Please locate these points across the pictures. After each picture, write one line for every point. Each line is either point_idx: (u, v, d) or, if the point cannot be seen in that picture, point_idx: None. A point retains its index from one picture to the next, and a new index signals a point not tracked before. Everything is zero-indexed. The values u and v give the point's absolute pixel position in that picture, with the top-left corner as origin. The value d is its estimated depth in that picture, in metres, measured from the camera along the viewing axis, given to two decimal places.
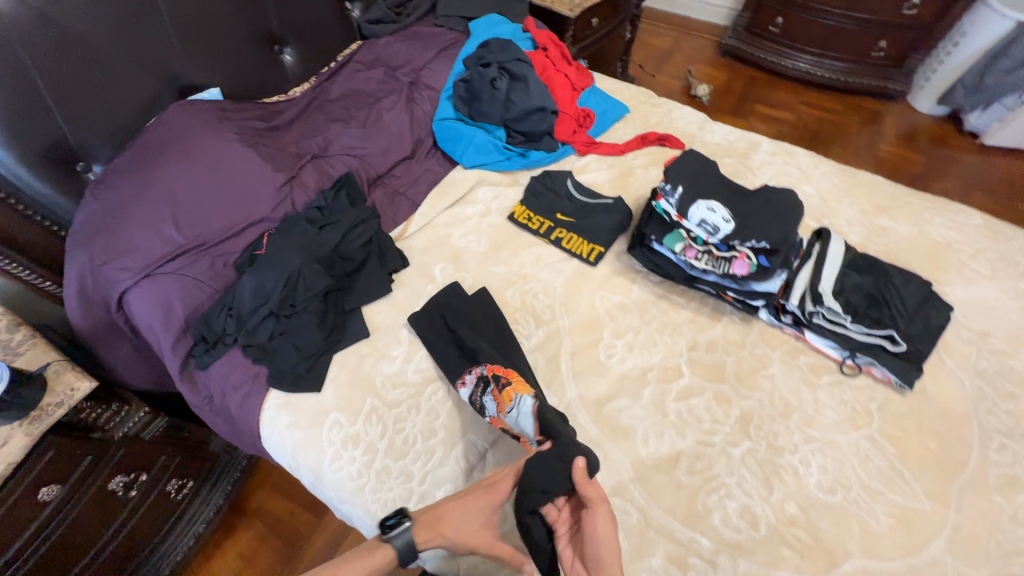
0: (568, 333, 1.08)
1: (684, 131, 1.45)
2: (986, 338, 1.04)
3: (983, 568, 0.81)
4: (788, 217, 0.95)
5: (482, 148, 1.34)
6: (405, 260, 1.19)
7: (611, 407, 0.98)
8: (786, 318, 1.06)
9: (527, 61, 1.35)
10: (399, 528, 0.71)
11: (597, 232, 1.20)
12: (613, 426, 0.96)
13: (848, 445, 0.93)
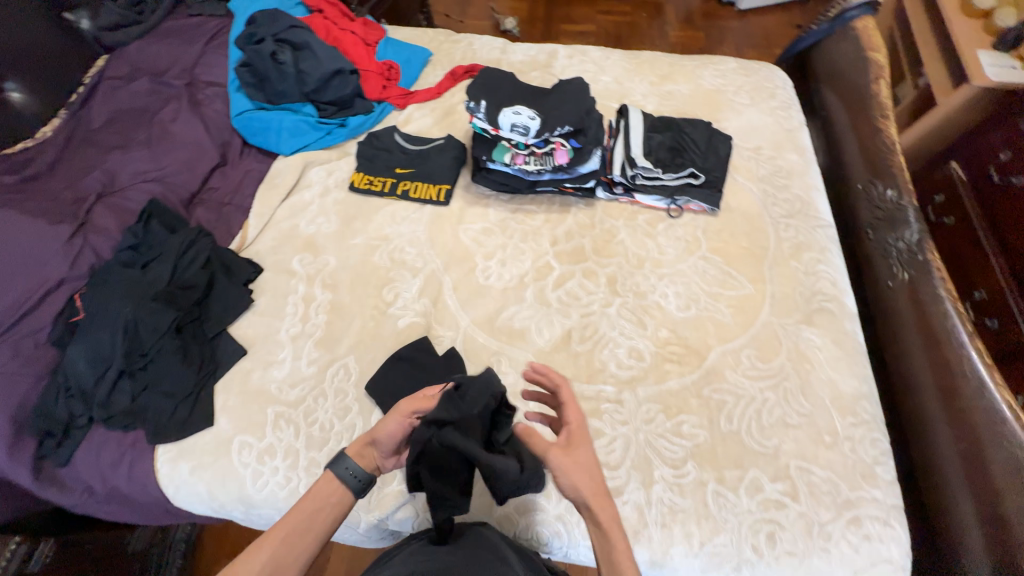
0: (444, 272, 1.13)
1: (489, 58, 1.51)
2: (760, 151, 1.30)
3: (796, 313, 1.05)
4: (578, 100, 1.08)
5: (295, 130, 1.28)
6: (257, 266, 1.13)
7: (502, 318, 1.06)
8: (618, 190, 1.21)
9: (304, 28, 1.30)
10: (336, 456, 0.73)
11: (439, 173, 1.24)
12: (509, 333, 1.04)
13: (690, 269, 1.12)
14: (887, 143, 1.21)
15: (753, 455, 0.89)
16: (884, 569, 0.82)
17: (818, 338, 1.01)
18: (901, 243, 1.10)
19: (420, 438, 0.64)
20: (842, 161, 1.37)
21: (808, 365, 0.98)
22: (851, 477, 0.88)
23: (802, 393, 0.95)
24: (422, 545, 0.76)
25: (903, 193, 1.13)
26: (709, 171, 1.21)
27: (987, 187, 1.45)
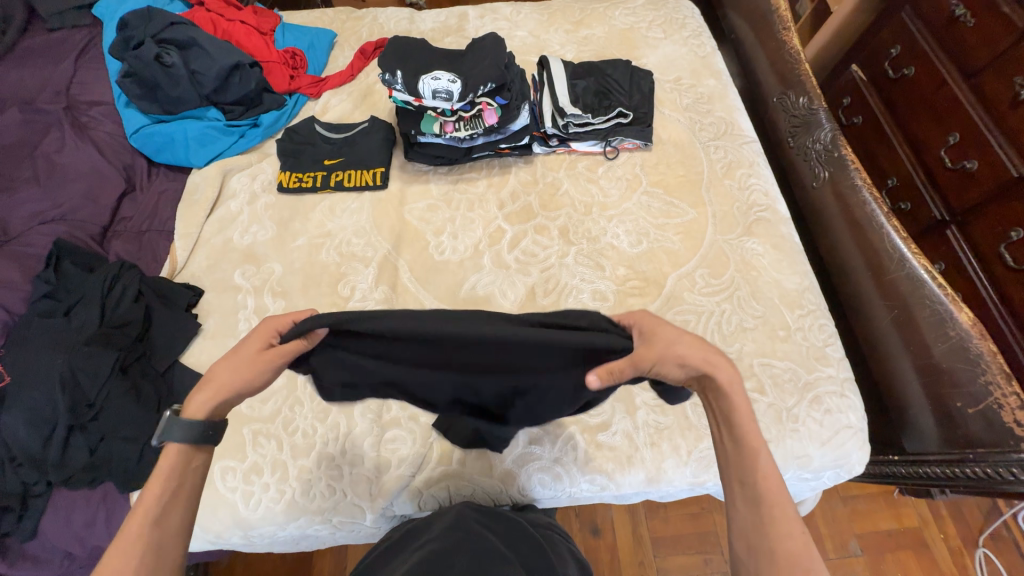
0: (398, 255, 1.11)
1: (398, 30, 1.44)
2: (680, 82, 1.33)
3: (738, 227, 1.11)
4: (496, 55, 1.04)
5: (204, 139, 1.19)
6: (196, 289, 1.06)
7: (465, 288, 1.06)
8: (553, 142, 1.22)
9: (185, 23, 1.18)
10: (168, 424, 0.59)
11: (369, 158, 1.20)
12: (475, 301, 1.05)
13: (635, 206, 1.16)
14: (794, 57, 1.29)
15: None
16: (845, 434, 0.92)
17: (760, 246, 1.08)
18: (818, 145, 1.19)
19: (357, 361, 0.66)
20: (755, 78, 1.42)
21: (754, 272, 1.05)
22: (807, 362, 0.96)
23: (753, 298, 1.02)
24: (400, 538, 0.79)
25: (813, 98, 1.21)
26: (637, 108, 1.22)
27: (884, 82, 1.57)
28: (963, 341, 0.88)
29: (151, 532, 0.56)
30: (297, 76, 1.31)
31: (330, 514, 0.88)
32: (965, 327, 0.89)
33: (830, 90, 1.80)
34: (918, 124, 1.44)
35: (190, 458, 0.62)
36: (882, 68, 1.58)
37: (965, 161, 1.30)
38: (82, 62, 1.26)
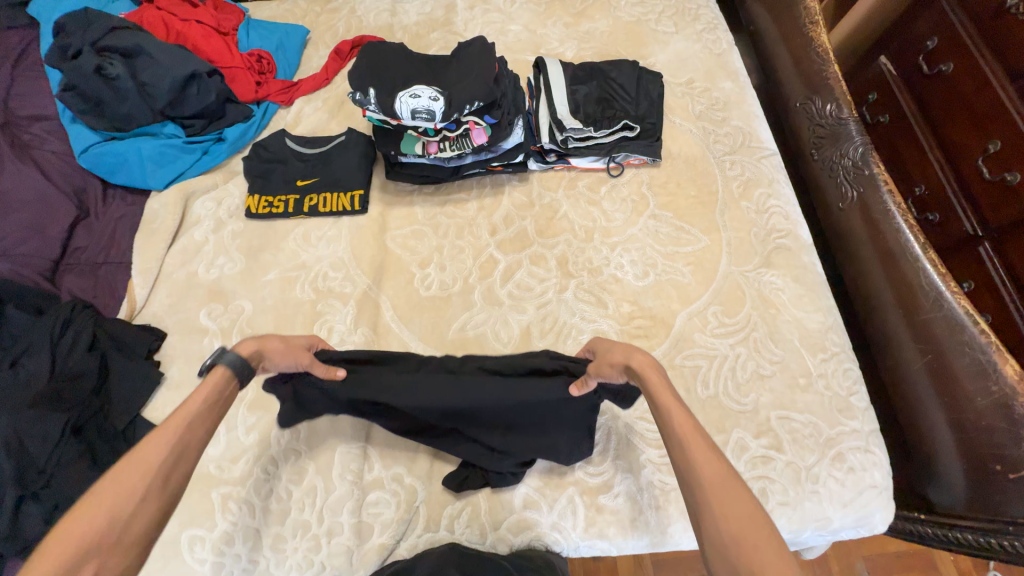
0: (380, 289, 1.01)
1: (378, 25, 1.29)
2: (693, 85, 1.19)
3: (755, 257, 1.00)
4: (484, 66, 0.90)
5: (161, 158, 1.06)
6: (158, 332, 0.96)
7: (454, 328, 0.96)
8: (551, 158, 1.09)
9: (130, 27, 1.05)
10: (223, 349, 0.67)
11: (347, 178, 1.08)
12: (465, 343, 0.95)
13: (641, 231, 1.05)
14: (821, 56, 1.15)
15: (734, 416, 0.87)
16: (870, 494, 0.84)
17: (780, 279, 0.98)
18: (846, 161, 1.07)
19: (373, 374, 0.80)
20: (775, 77, 1.28)
21: (773, 310, 0.95)
22: (830, 415, 0.87)
23: (771, 340, 0.93)
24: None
25: (842, 106, 1.09)
26: (644, 118, 1.09)
27: (916, 78, 1.42)
28: (1008, 398, 0.79)
29: (177, 439, 0.58)
30: (265, 83, 1.17)
31: None
32: (1009, 381, 0.79)
33: (854, 84, 1.65)
34: (953, 128, 1.31)
35: (222, 390, 0.64)
36: (914, 62, 1.43)
37: (1006, 172, 1.17)
38: (20, 71, 1.12)
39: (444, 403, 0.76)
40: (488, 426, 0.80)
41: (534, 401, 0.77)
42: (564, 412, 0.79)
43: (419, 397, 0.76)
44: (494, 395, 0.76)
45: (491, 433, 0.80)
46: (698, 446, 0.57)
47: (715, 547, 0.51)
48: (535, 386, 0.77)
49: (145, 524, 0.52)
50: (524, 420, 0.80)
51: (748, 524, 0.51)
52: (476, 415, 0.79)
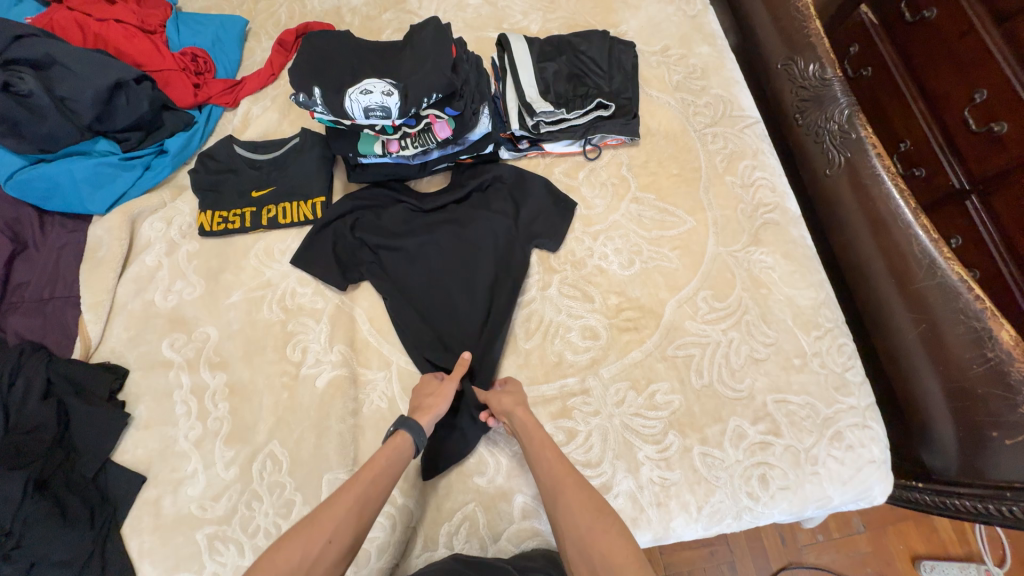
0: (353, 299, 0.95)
1: (324, 9, 1.18)
2: (668, 53, 1.12)
3: (743, 236, 0.96)
4: (440, 51, 0.82)
5: (97, 178, 0.97)
6: (119, 369, 0.89)
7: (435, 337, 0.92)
8: (523, 145, 1.02)
9: (39, 34, 0.93)
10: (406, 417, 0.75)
11: (306, 185, 1.00)
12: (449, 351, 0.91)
13: (623, 217, 0.99)
14: (801, 12, 1.08)
15: (730, 403, 0.85)
16: (868, 469, 0.83)
17: (770, 257, 0.94)
18: (832, 125, 1.01)
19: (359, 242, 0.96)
20: (754, 37, 1.20)
21: (764, 290, 0.92)
22: (826, 394, 0.86)
23: (763, 321, 0.90)
24: None
25: (825, 66, 1.03)
26: (619, 94, 1.02)
27: (899, 27, 1.36)
28: (1003, 364, 0.78)
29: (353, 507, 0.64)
30: (204, 85, 1.07)
31: None
32: (1005, 347, 0.78)
33: (834, 36, 1.58)
34: (938, 79, 1.25)
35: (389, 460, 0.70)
36: (897, 9, 1.36)
37: (993, 123, 1.13)
38: None
39: (420, 242, 0.96)
40: (452, 303, 0.93)
41: (493, 234, 0.96)
42: (512, 284, 0.93)
43: (412, 215, 0.99)
44: (464, 213, 0.98)
45: (463, 279, 0.94)
46: (558, 469, 0.71)
47: (582, 561, 0.61)
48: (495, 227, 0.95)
49: (328, 563, 0.60)
50: (492, 270, 0.94)
51: (599, 531, 0.62)
52: (439, 280, 0.94)
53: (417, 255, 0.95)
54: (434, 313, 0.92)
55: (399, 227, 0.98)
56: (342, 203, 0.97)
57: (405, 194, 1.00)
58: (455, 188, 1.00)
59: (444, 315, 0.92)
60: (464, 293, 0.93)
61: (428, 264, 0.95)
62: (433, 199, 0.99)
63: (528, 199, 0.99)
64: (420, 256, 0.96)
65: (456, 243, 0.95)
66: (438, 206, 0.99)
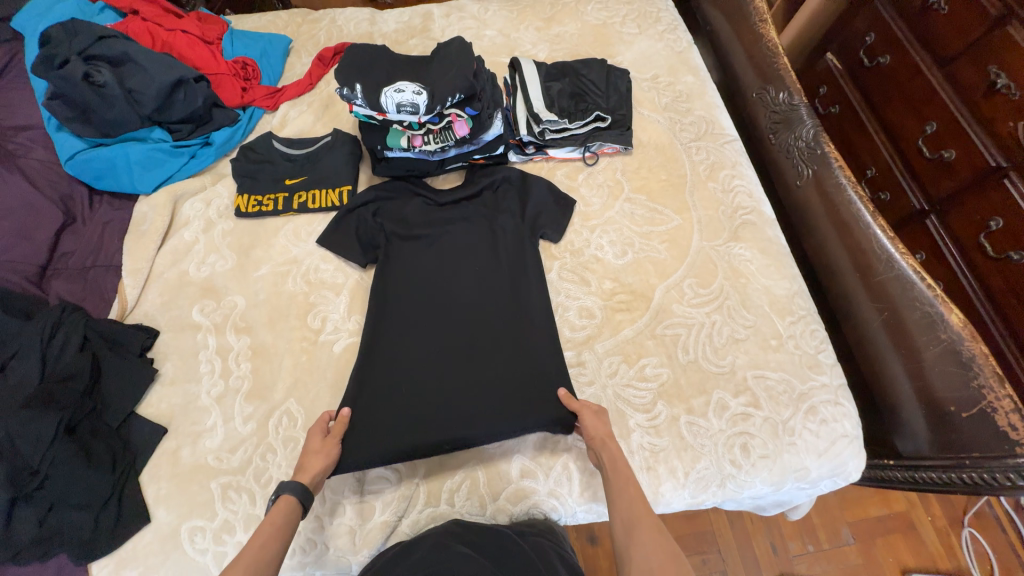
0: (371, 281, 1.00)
1: (358, 33, 1.35)
2: (658, 80, 1.28)
3: (724, 232, 1.07)
4: (464, 62, 0.96)
5: (149, 162, 1.08)
6: (151, 330, 0.96)
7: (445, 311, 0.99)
8: (530, 149, 1.16)
9: (116, 37, 1.07)
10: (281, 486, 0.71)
11: (335, 176, 1.12)
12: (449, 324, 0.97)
13: (617, 214, 1.11)
14: (771, 50, 1.25)
15: (714, 377, 0.93)
16: (842, 443, 0.90)
17: (748, 251, 1.05)
18: (801, 141, 1.16)
19: (380, 228, 1.05)
20: (734, 72, 1.37)
21: (743, 279, 1.02)
22: (800, 371, 0.94)
23: (743, 306, 0.99)
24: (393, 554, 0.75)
25: (793, 93, 1.19)
26: (615, 110, 1.17)
27: (860, 71, 1.55)
28: (955, 344, 0.87)
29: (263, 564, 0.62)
30: (250, 89, 1.22)
31: (313, 568, 0.82)
32: (956, 329, 0.87)
33: (805, 79, 1.78)
34: (896, 113, 1.42)
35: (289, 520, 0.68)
36: (858, 56, 1.55)
37: (944, 150, 1.28)
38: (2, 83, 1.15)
39: (437, 232, 1.05)
40: (473, 295, 0.98)
41: (503, 227, 1.05)
42: (530, 278, 1.00)
43: (428, 208, 1.08)
44: (477, 209, 1.08)
45: (475, 268, 1.02)
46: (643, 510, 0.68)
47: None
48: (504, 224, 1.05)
49: None
50: (501, 261, 1.02)
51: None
52: (453, 268, 1.02)
53: (432, 242, 1.04)
54: (452, 300, 0.98)
55: (416, 218, 1.06)
56: (367, 195, 1.07)
57: (423, 189, 1.09)
58: (469, 186, 1.10)
59: (467, 308, 0.97)
60: (483, 287, 1.00)
61: (443, 253, 1.03)
62: (448, 194, 1.09)
63: (535, 196, 1.08)
64: (434, 245, 1.04)
65: (468, 235, 1.05)
66: (454, 201, 1.09)
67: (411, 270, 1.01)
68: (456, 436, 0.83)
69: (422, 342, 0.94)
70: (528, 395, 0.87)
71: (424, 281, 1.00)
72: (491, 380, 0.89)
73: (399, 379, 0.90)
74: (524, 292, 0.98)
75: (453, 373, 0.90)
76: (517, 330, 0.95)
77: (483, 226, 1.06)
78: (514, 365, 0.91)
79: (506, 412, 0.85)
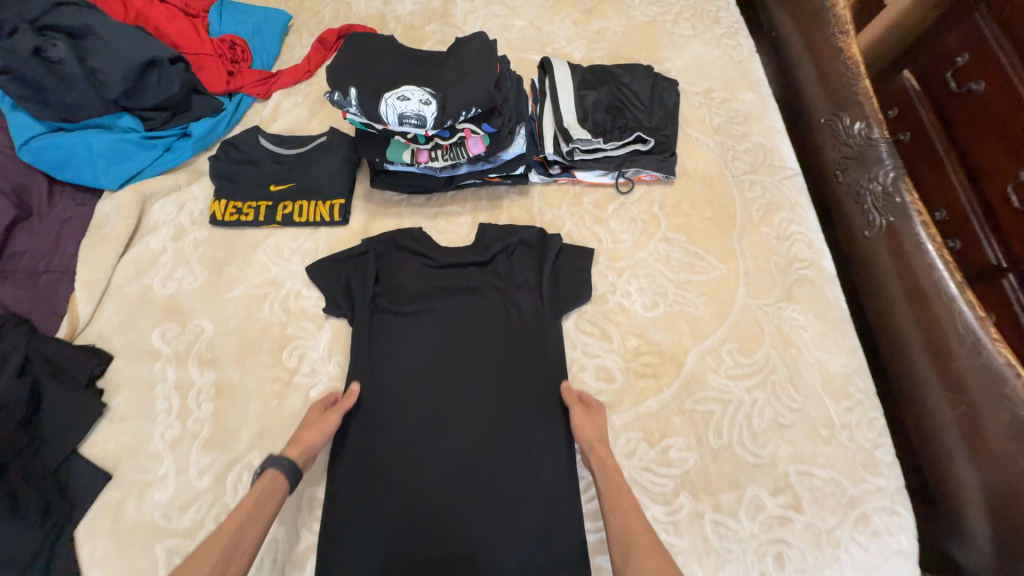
0: (355, 370, 0.83)
1: (369, 13, 1.17)
2: (711, 95, 1.10)
3: (775, 290, 0.91)
4: (485, 67, 0.79)
5: (117, 154, 0.94)
6: (102, 354, 0.84)
7: (442, 368, 0.84)
8: (555, 170, 0.99)
9: (79, 5, 0.91)
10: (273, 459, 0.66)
11: (327, 185, 0.97)
12: (445, 388, 0.83)
13: (650, 256, 0.95)
14: (850, 70, 1.06)
15: (750, 470, 0.78)
16: (896, 561, 0.74)
17: (801, 315, 0.89)
18: (875, 185, 0.98)
19: (368, 296, 0.88)
20: (801, 91, 1.17)
21: (793, 350, 0.86)
22: (853, 471, 0.79)
23: (791, 384, 0.84)
24: None
25: (873, 126, 1.01)
26: (658, 130, 0.98)
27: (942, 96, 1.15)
28: None
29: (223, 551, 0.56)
30: (238, 74, 1.06)
31: None
32: None
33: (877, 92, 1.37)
34: (982, 150, 1.05)
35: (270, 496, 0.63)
36: (943, 77, 1.16)
37: None
38: None
39: (436, 305, 0.88)
40: (477, 381, 0.84)
41: (516, 308, 0.88)
42: (548, 383, 0.84)
43: (430, 273, 0.91)
44: (487, 280, 0.91)
45: (478, 348, 0.86)
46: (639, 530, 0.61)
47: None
48: (517, 293, 0.89)
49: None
50: (511, 339, 0.86)
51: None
52: (453, 349, 0.85)
53: (431, 318, 0.87)
54: (449, 383, 0.83)
55: (415, 287, 0.90)
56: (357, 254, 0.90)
57: (426, 249, 0.92)
58: (480, 248, 0.93)
59: (469, 382, 0.83)
60: (486, 368, 0.84)
61: (443, 328, 0.87)
62: (455, 256, 0.92)
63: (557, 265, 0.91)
64: (431, 320, 0.87)
65: (473, 304, 0.89)
66: (460, 265, 0.92)
67: (402, 345, 0.85)
68: (451, 540, 0.74)
69: (416, 416, 0.81)
70: (540, 551, 0.74)
71: (422, 343, 0.86)
72: (492, 470, 0.78)
73: (389, 459, 0.79)
74: (536, 363, 0.85)
75: (449, 456, 0.79)
76: (533, 461, 0.79)
77: (491, 297, 0.89)
78: (518, 452, 0.79)
79: (512, 556, 0.73)
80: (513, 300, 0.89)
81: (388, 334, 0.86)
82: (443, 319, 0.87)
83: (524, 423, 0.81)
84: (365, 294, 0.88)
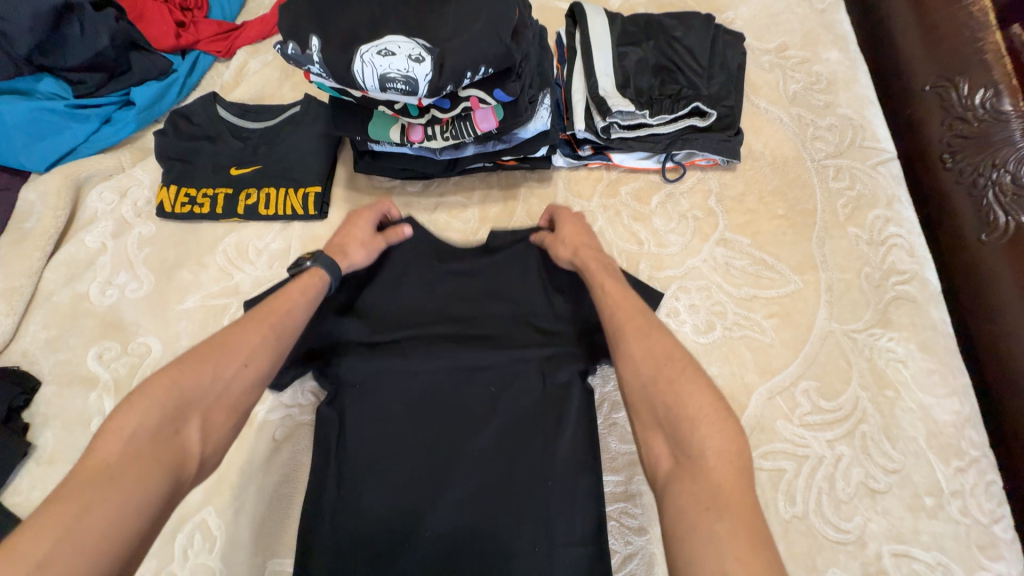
0: (325, 416, 0.65)
1: None
2: (785, 53, 0.87)
3: (867, 312, 0.71)
4: (500, 8, 0.57)
5: (41, 127, 0.76)
6: (24, 380, 0.68)
7: (436, 409, 0.65)
8: (585, 151, 0.78)
9: None
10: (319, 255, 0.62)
11: (299, 168, 0.77)
12: (442, 436, 0.64)
13: (704, 263, 0.75)
14: (975, 18, 0.77)
15: (830, 549, 0.61)
16: None
17: (900, 345, 0.70)
18: (1002, 174, 0.71)
19: (345, 318, 0.67)
20: (892, 46, 0.86)
21: (890, 393, 0.67)
22: (966, 555, 0.61)
23: (886, 436, 0.66)
24: None
25: (1003, 94, 0.73)
26: (719, 100, 0.75)
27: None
28: None
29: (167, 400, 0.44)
30: (191, 25, 0.85)
31: None
32: None
33: None
34: None
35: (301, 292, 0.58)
36: None
37: None
38: None
39: (430, 328, 0.68)
40: (481, 426, 0.64)
41: (534, 336, 0.67)
42: (572, 431, 0.64)
43: (427, 298, 0.70)
44: (501, 304, 0.69)
45: (484, 382, 0.65)
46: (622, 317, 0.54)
47: (647, 410, 0.47)
48: (537, 312, 0.68)
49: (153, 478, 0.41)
50: (527, 370, 0.66)
51: (711, 422, 0.44)
52: (452, 384, 0.65)
53: (424, 344, 0.67)
54: (445, 428, 0.64)
55: (407, 304, 0.69)
56: None
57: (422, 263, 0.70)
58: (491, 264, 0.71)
59: (471, 428, 0.64)
60: (494, 408, 0.64)
61: (438, 357, 0.66)
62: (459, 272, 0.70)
63: None
64: (423, 347, 0.67)
65: (482, 326, 0.68)
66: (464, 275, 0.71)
67: (385, 382, 0.66)
68: None
69: (402, 473, 0.62)
70: None
71: (412, 379, 0.66)
72: (501, 543, 0.60)
73: (367, 530, 0.60)
74: (557, 405, 0.65)
75: (444, 525, 0.60)
76: (552, 535, 0.60)
77: (503, 316, 0.68)
78: (534, 522, 0.60)
79: None
80: (529, 322, 0.68)
81: (368, 365, 0.65)
82: (441, 345, 0.67)
83: (541, 486, 0.62)
84: (340, 317, 0.67)
